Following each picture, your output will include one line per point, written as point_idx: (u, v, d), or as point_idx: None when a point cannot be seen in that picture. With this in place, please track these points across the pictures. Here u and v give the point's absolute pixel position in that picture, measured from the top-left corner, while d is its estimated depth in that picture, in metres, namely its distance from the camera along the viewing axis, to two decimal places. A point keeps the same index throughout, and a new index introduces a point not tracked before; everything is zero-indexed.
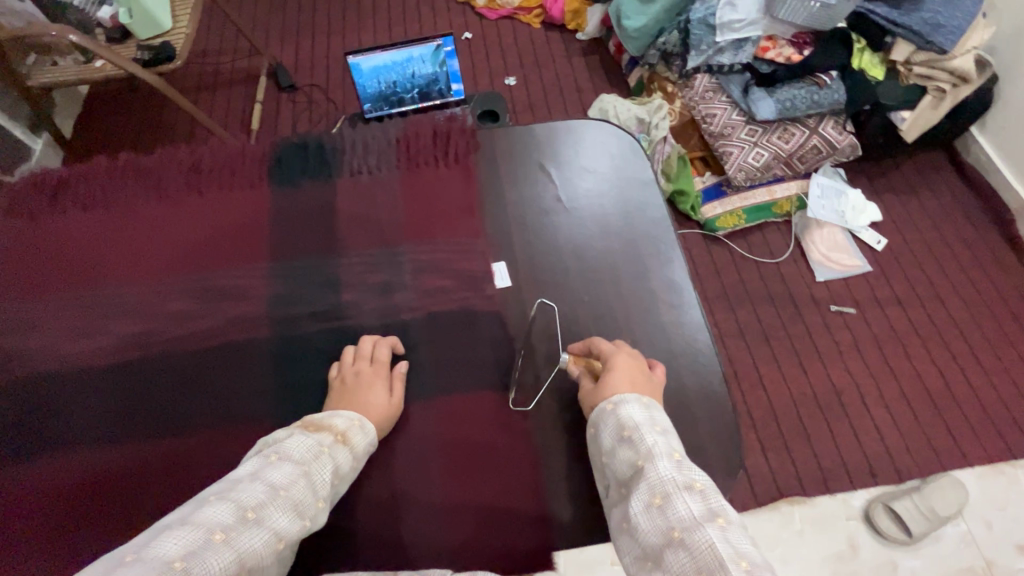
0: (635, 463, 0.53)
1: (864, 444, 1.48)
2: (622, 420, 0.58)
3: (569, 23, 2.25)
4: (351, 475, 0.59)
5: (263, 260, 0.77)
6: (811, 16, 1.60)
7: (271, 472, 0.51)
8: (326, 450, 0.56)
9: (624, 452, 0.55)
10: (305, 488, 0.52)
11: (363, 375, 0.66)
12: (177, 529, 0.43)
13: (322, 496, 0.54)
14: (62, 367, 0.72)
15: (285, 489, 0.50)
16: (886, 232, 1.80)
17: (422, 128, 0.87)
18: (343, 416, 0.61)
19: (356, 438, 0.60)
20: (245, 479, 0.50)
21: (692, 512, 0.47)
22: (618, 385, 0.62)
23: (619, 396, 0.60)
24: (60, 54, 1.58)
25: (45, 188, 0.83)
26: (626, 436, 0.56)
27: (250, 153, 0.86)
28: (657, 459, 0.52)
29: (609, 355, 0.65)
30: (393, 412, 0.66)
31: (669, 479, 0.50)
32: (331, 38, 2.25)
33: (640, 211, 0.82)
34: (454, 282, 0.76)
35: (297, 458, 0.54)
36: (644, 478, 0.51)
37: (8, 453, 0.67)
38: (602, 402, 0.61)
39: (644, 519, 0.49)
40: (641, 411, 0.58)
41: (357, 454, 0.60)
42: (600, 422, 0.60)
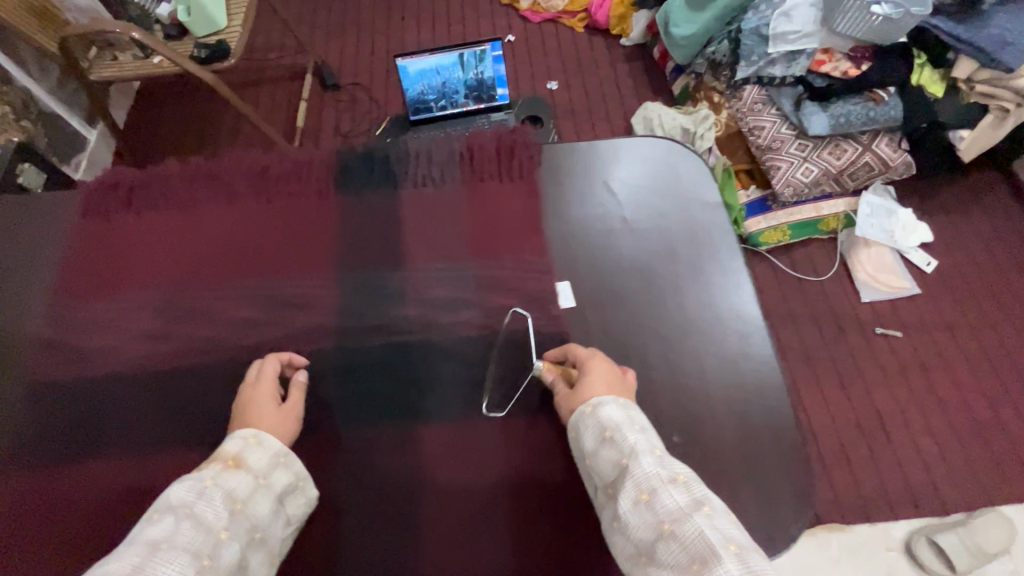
0: (620, 463, 0.55)
1: (907, 474, 1.43)
2: (601, 422, 0.59)
3: (613, 28, 2.23)
4: (259, 495, 0.55)
5: (330, 270, 0.79)
6: (872, 30, 1.54)
7: (149, 532, 0.48)
8: (209, 483, 0.53)
9: (607, 453, 0.57)
10: (193, 531, 0.49)
11: (248, 396, 0.66)
12: None
13: (222, 527, 0.51)
14: (131, 370, 0.74)
15: (167, 540, 0.47)
16: (938, 254, 1.74)
17: (484, 141, 0.87)
18: (236, 439, 0.59)
19: (251, 456, 0.57)
20: (120, 550, 0.46)
21: (677, 504, 0.50)
22: (595, 387, 0.63)
23: (598, 398, 0.61)
24: (120, 50, 1.63)
25: (119, 188, 0.85)
26: (608, 438, 0.57)
27: (316, 160, 0.87)
28: (641, 457, 0.54)
29: (583, 359, 0.66)
30: (287, 416, 0.65)
31: (654, 474, 0.52)
32: (376, 38, 2.27)
33: (705, 233, 0.82)
34: (517, 300, 0.76)
35: (178, 503, 0.51)
36: (631, 476, 0.53)
37: (81, 453, 0.69)
38: (582, 406, 0.61)
39: (635, 516, 0.51)
40: (620, 411, 0.59)
41: (256, 473, 0.56)
42: (581, 426, 0.60)
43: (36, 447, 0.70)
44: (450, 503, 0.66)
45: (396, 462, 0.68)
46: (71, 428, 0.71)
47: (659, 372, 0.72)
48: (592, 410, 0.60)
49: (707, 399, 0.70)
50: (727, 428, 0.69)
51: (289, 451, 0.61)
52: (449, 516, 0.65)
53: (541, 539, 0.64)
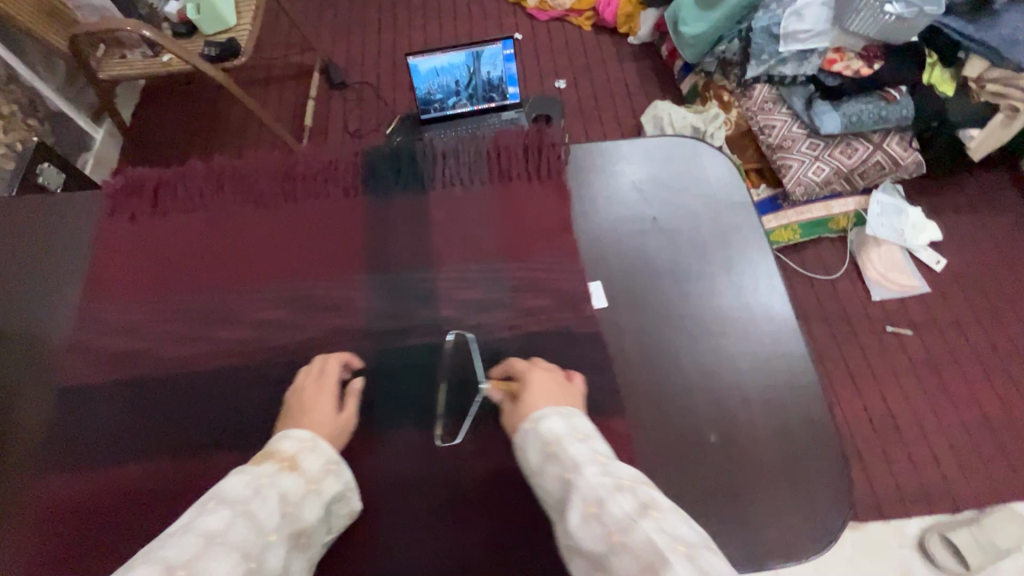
0: (565, 477, 0.53)
1: (920, 471, 1.44)
2: (545, 438, 0.57)
3: (620, 26, 2.22)
4: (309, 500, 0.55)
5: (361, 271, 0.79)
6: (884, 29, 1.53)
7: (204, 522, 0.48)
8: (266, 481, 0.53)
9: (552, 468, 0.55)
10: (245, 528, 0.49)
11: (307, 396, 0.67)
12: None
13: (270, 530, 0.50)
14: (163, 373, 0.73)
15: (220, 535, 0.47)
16: (947, 252, 1.74)
17: (512, 140, 0.86)
18: (293, 440, 0.60)
19: (306, 460, 0.58)
20: (174, 536, 0.47)
21: (625, 510, 0.47)
22: (537, 401, 0.63)
23: (540, 412, 0.61)
24: (128, 48, 1.61)
25: (143, 188, 0.85)
26: (551, 452, 0.56)
27: (341, 160, 0.86)
28: (584, 468, 0.52)
29: (523, 373, 0.67)
30: (342, 427, 0.66)
31: (599, 484, 0.50)
32: (382, 36, 2.26)
33: (735, 233, 0.82)
34: (550, 301, 0.76)
35: (233, 497, 0.51)
36: (575, 488, 0.51)
37: (112, 456, 0.69)
38: (525, 423, 0.61)
39: (583, 529, 0.47)
40: (562, 423, 0.58)
41: (308, 478, 0.57)
42: (526, 443, 0.59)
43: (71, 451, 0.70)
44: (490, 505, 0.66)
45: (434, 463, 0.68)
46: (106, 432, 0.71)
47: (694, 371, 0.72)
48: (534, 425, 0.59)
49: (743, 399, 0.70)
50: (763, 429, 0.69)
51: (341, 460, 0.61)
52: (487, 517, 0.65)
53: None
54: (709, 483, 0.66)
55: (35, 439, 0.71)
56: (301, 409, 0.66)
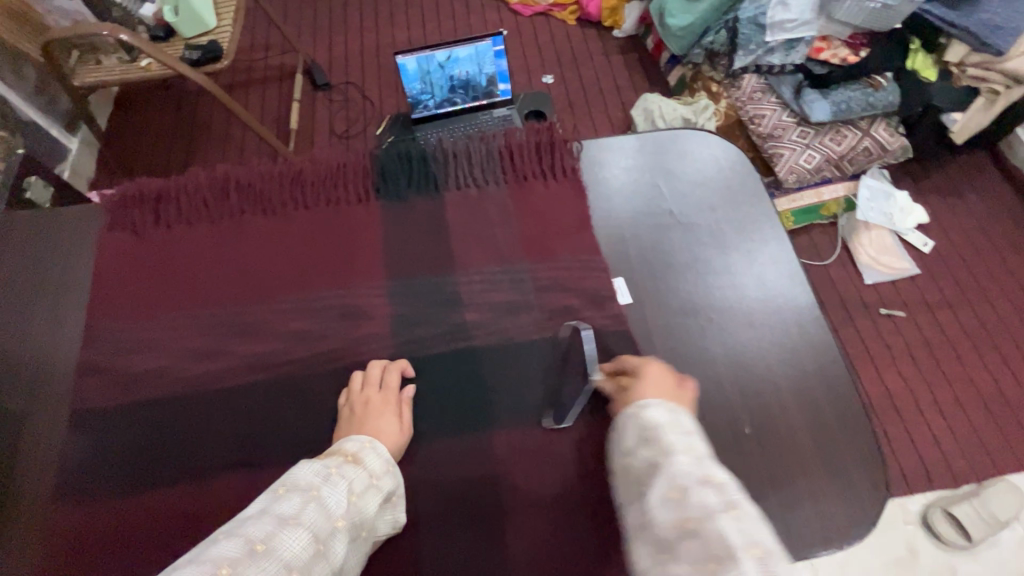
0: (654, 460, 0.51)
1: (920, 449, 1.47)
2: (646, 422, 0.55)
3: (605, 20, 2.21)
4: (371, 493, 0.57)
5: (382, 278, 0.78)
6: (869, 17, 1.55)
7: (280, 504, 0.51)
8: (334, 471, 0.56)
9: (644, 450, 0.53)
10: (316, 511, 0.52)
11: (373, 404, 0.66)
12: (186, 567, 0.44)
13: (339, 516, 0.53)
14: (184, 390, 0.72)
15: (294, 517, 0.50)
16: (934, 234, 1.78)
17: (524, 138, 0.85)
18: (354, 442, 0.62)
19: (368, 458, 0.59)
20: (254, 515, 0.50)
21: (707, 503, 0.44)
22: (648, 390, 0.60)
23: (647, 401, 0.58)
24: (105, 53, 1.55)
25: (146, 201, 0.83)
26: (648, 436, 0.54)
27: (351, 164, 0.84)
28: (676, 455, 0.49)
29: (639, 366, 0.64)
30: (405, 438, 0.66)
31: (687, 472, 0.47)
32: (364, 35, 2.21)
33: (753, 225, 0.82)
34: (577, 300, 0.75)
35: (304, 484, 0.53)
36: (662, 472, 0.49)
37: (133, 479, 0.67)
38: (629, 407, 0.59)
39: (661, 512, 0.46)
40: (668, 413, 0.55)
41: (370, 473, 0.58)
42: (625, 426, 0.57)
43: (91, 478, 0.67)
44: (532, 509, 0.65)
45: (471, 467, 0.67)
46: (128, 455, 0.68)
47: (726, 365, 0.72)
48: (637, 410, 0.57)
49: (776, 390, 0.71)
50: (797, 418, 0.69)
51: (395, 463, 0.63)
52: (529, 525, 0.64)
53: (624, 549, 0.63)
54: (747, 476, 0.66)
55: (52, 467, 0.68)
56: (365, 416, 0.65)
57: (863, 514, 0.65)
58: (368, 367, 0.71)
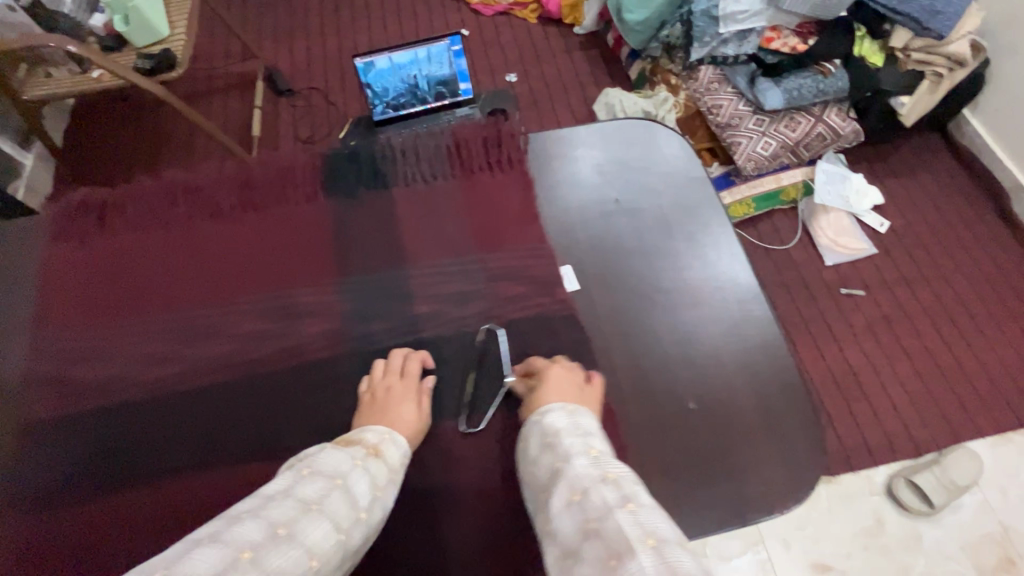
0: (554, 465, 0.54)
1: (883, 422, 1.51)
2: (546, 427, 0.59)
3: (565, 17, 2.24)
4: (391, 487, 0.59)
5: (334, 276, 0.78)
6: (816, 6, 1.60)
7: (304, 487, 0.52)
8: (360, 462, 0.57)
9: (547, 458, 0.56)
10: (340, 500, 0.53)
11: (394, 391, 0.67)
12: (208, 546, 0.44)
13: (362, 507, 0.54)
14: (136, 397, 0.71)
15: (318, 502, 0.51)
16: (889, 214, 1.83)
17: (472, 134, 0.87)
18: (374, 432, 0.63)
19: (389, 449, 0.61)
20: (278, 497, 0.51)
21: (606, 501, 0.48)
22: (550, 396, 0.63)
23: (548, 405, 0.62)
24: (54, 66, 1.52)
25: (93, 211, 0.82)
26: (548, 443, 0.57)
27: (301, 167, 0.85)
28: (574, 459, 0.54)
29: (543, 369, 0.68)
30: (423, 425, 0.67)
31: (585, 475, 0.51)
32: (326, 40, 2.20)
33: (696, 209, 0.84)
34: (528, 289, 0.77)
35: (329, 471, 0.55)
36: (563, 477, 0.52)
37: (90, 486, 0.67)
38: (533, 412, 0.63)
39: (566, 516, 0.49)
40: (566, 416, 0.60)
41: (391, 466, 0.60)
42: (529, 435, 0.61)
43: (45, 487, 0.67)
44: (490, 493, 0.67)
45: (427, 458, 0.68)
46: (81, 465, 0.68)
47: (673, 345, 0.74)
48: (538, 418, 0.61)
49: (720, 367, 0.73)
50: (741, 393, 0.71)
51: (410, 457, 0.64)
52: (487, 509, 0.66)
53: None
54: (694, 452, 0.68)
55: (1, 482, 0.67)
56: (386, 402, 0.66)
57: (806, 480, 0.67)
58: (390, 356, 0.71)
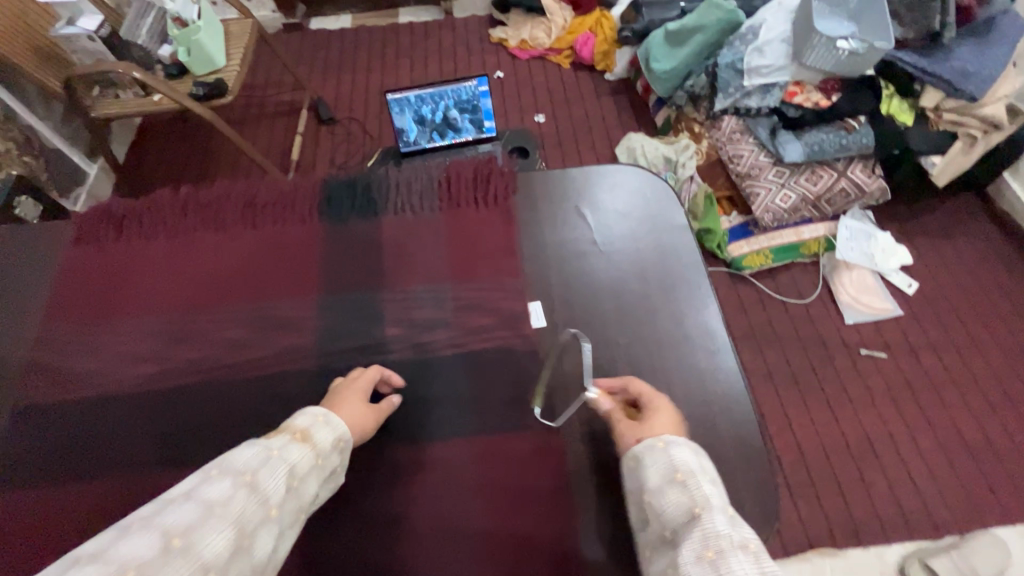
0: (690, 510, 0.54)
1: (899, 495, 1.40)
2: (675, 464, 0.59)
3: (597, 64, 2.32)
4: (310, 477, 0.59)
5: (316, 294, 0.83)
6: (841, 63, 1.60)
7: (208, 489, 0.51)
8: (275, 454, 0.57)
9: (678, 496, 0.56)
10: (248, 499, 0.52)
11: (345, 390, 0.71)
12: (89, 564, 0.42)
13: (273, 505, 0.54)
14: (116, 392, 0.77)
15: (222, 504, 0.50)
16: (917, 275, 1.75)
17: (463, 169, 0.92)
18: (307, 416, 0.65)
19: (318, 434, 0.62)
20: (178, 502, 0.49)
21: (746, 571, 0.47)
22: (661, 427, 0.64)
23: (670, 439, 0.62)
24: (122, 89, 1.69)
25: (114, 218, 0.91)
26: (679, 480, 0.57)
27: (303, 191, 0.92)
28: (714, 511, 0.53)
29: (647, 395, 0.68)
30: (365, 418, 0.69)
31: (725, 534, 0.50)
32: (371, 75, 2.36)
33: (674, 257, 0.85)
34: (494, 321, 0.79)
35: (240, 468, 0.54)
36: (700, 526, 0.52)
37: (68, 470, 0.72)
38: (652, 438, 0.62)
39: (696, 570, 0.49)
40: (693, 457, 0.60)
41: (317, 452, 0.61)
42: (648, 460, 0.60)
43: (28, 467, 0.72)
44: (429, 518, 0.68)
45: (373, 476, 0.70)
46: (59, 450, 0.73)
47: None
48: (664, 447, 0.60)
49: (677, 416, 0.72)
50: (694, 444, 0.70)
51: (349, 437, 0.66)
52: (424, 533, 0.67)
53: (508, 562, 0.65)
54: None
55: None
56: (335, 398, 0.70)
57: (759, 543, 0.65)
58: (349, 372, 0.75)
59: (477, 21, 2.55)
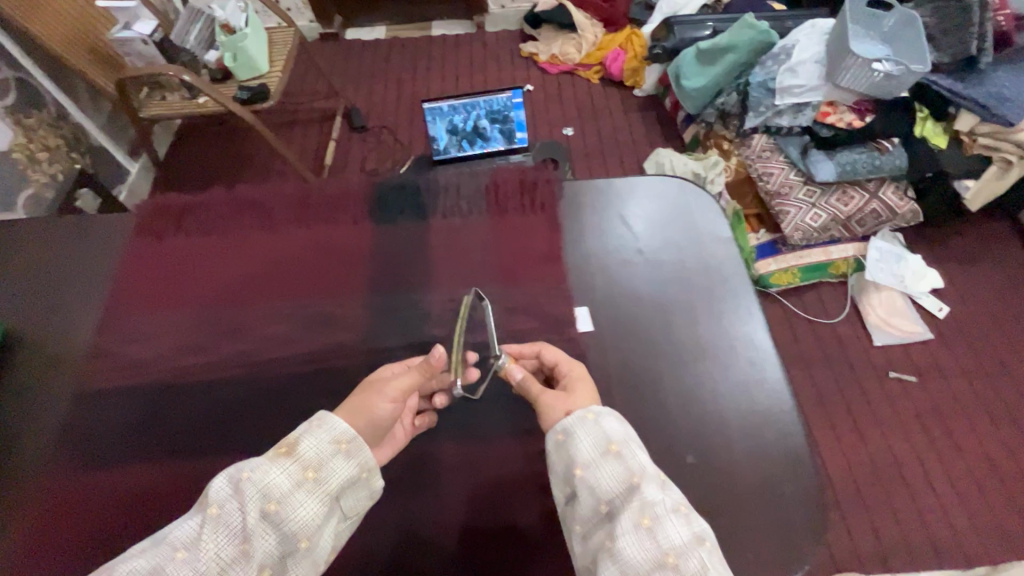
0: (628, 481, 0.54)
1: (928, 522, 1.38)
2: (608, 434, 0.57)
3: (626, 80, 2.35)
4: (300, 495, 0.53)
5: (365, 292, 0.85)
6: (875, 85, 1.62)
7: (178, 529, 0.50)
8: (244, 478, 0.51)
9: (614, 468, 0.55)
10: (213, 537, 0.49)
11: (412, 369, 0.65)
12: None
13: (246, 537, 0.49)
14: (168, 381, 0.79)
15: (186, 548, 0.48)
16: (947, 299, 1.74)
17: (509, 176, 0.95)
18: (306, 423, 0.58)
19: (304, 445, 0.55)
20: (150, 546, 0.49)
21: (680, 537, 0.49)
22: (583, 399, 0.62)
23: (599, 409, 0.60)
24: (169, 91, 1.75)
25: (172, 212, 0.95)
26: (614, 452, 0.56)
27: (353, 193, 0.95)
28: (649, 481, 0.54)
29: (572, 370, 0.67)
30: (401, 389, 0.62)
31: (659, 501, 0.52)
32: (403, 85, 2.41)
33: (717, 268, 0.86)
34: (538, 324, 0.81)
35: (209, 500, 0.51)
36: (638, 496, 0.52)
37: (122, 454, 0.74)
38: (581, 411, 0.59)
39: (635, 541, 0.49)
40: (621, 425, 0.59)
41: (305, 465, 0.54)
42: (579, 431, 0.57)
43: (84, 449, 0.75)
44: (480, 517, 0.69)
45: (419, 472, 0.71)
46: (114, 434, 0.76)
47: (679, 399, 0.74)
48: (595, 418, 0.58)
49: (722, 425, 0.73)
50: (738, 453, 0.71)
51: (356, 436, 0.58)
52: (474, 532, 0.68)
53: (555, 565, 0.66)
54: None
55: (53, 438, 0.76)
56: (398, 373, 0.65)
57: (808, 555, 0.64)
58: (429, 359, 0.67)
59: (508, 35, 2.61)
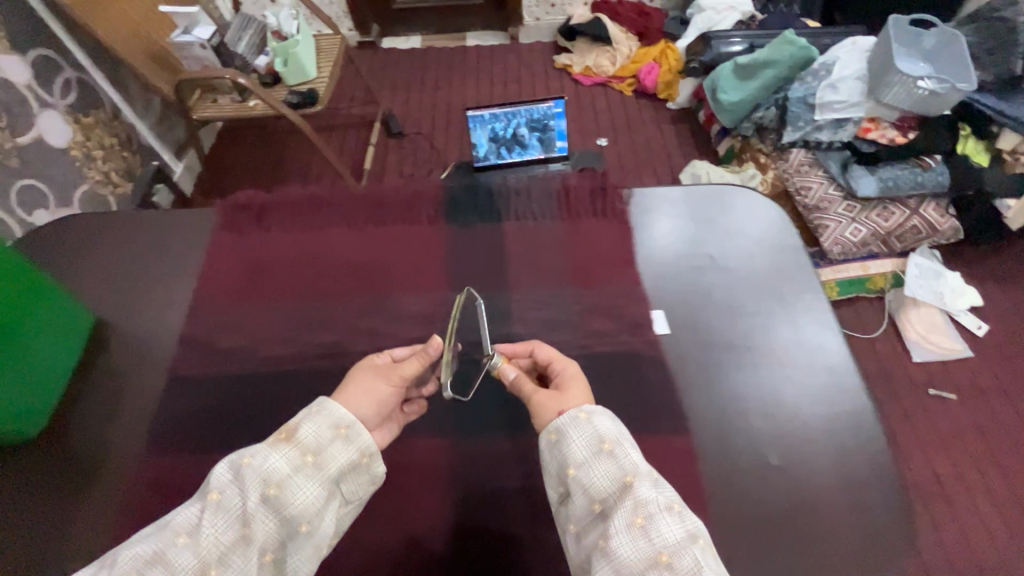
0: (621, 479, 0.54)
1: (975, 541, 1.36)
2: (600, 433, 0.58)
3: (660, 92, 2.38)
4: (300, 480, 0.54)
5: (441, 290, 0.87)
6: (919, 102, 1.64)
7: (178, 516, 0.51)
8: (245, 463, 0.53)
9: (605, 466, 0.56)
10: (214, 522, 0.50)
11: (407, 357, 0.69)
12: None
13: (247, 521, 0.50)
14: (254, 371, 0.81)
15: (187, 533, 0.50)
16: (987, 316, 1.73)
17: (579, 184, 0.98)
18: (304, 411, 0.60)
19: (304, 430, 0.57)
20: (151, 533, 0.51)
21: (672, 534, 0.49)
22: (578, 397, 0.63)
23: (590, 408, 0.61)
24: (221, 94, 1.80)
25: (252, 209, 0.98)
26: (605, 450, 0.56)
27: (425, 195, 0.99)
28: (641, 479, 0.54)
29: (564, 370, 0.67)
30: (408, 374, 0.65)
31: (652, 499, 0.52)
32: (438, 93, 2.46)
33: (788, 276, 0.87)
34: (615, 325, 0.82)
35: (209, 487, 0.52)
36: (631, 495, 0.52)
37: (211, 440, 0.75)
38: (574, 410, 0.60)
39: (626, 539, 0.50)
40: (613, 424, 0.59)
41: (305, 450, 0.56)
42: (570, 432, 0.59)
43: (172, 434, 0.76)
44: None
45: (502, 467, 0.72)
46: (201, 420, 0.77)
47: (759, 403, 0.75)
48: (586, 417, 0.59)
49: (802, 429, 0.73)
50: (821, 456, 0.71)
51: (354, 422, 0.60)
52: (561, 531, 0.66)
53: None
54: (771, 510, 0.67)
55: (143, 423, 0.77)
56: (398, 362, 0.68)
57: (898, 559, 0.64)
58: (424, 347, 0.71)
59: (541, 47, 2.65)
